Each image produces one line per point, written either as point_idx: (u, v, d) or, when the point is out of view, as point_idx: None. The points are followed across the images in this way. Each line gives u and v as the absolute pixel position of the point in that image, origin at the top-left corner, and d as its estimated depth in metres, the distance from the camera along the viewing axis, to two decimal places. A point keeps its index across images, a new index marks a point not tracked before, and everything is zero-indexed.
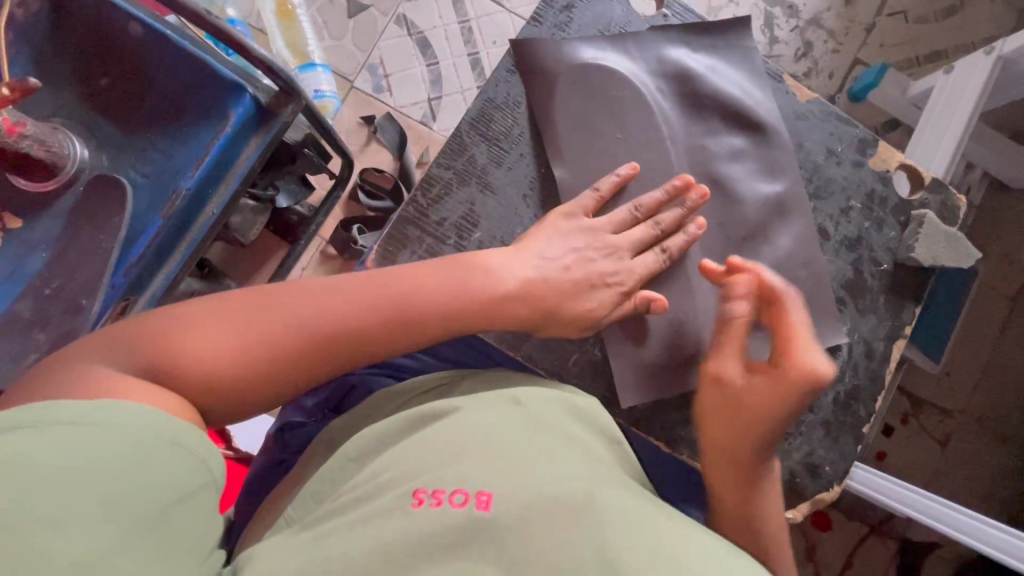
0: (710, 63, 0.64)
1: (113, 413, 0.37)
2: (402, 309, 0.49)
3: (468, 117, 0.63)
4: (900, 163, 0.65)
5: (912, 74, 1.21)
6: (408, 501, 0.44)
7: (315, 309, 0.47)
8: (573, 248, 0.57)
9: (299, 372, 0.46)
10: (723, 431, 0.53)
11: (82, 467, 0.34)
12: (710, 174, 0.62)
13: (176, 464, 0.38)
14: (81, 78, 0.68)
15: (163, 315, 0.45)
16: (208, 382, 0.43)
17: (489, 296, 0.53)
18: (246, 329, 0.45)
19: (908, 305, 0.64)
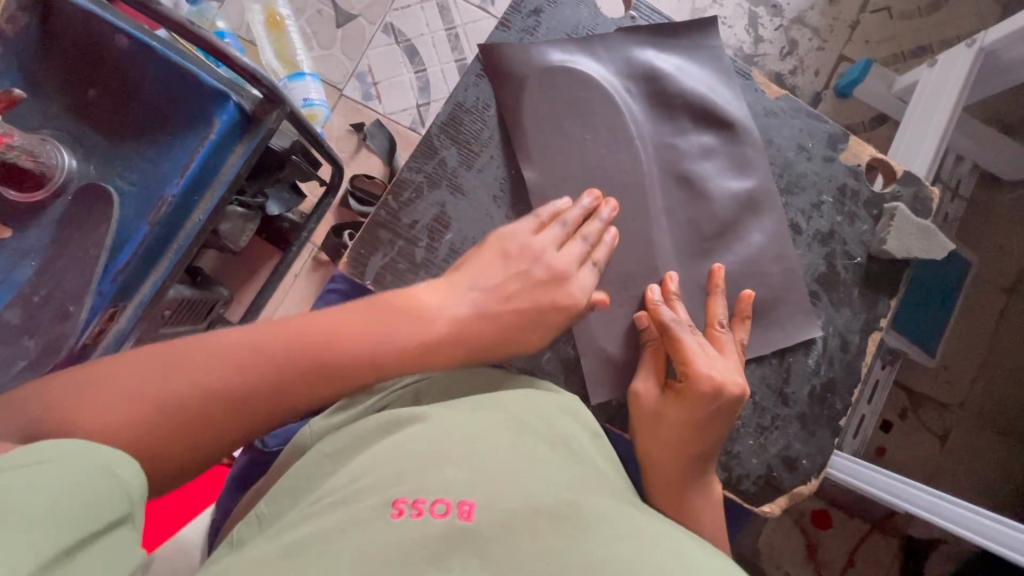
0: (679, 64, 0.65)
1: (36, 453, 0.35)
2: (320, 366, 0.48)
3: (438, 122, 0.64)
4: (871, 157, 0.66)
5: (898, 69, 1.21)
6: (388, 510, 0.42)
7: (220, 374, 0.45)
8: (512, 264, 0.57)
9: (206, 427, 0.44)
10: (655, 448, 0.55)
11: (12, 494, 0.31)
12: (680, 172, 0.63)
13: (110, 492, 0.36)
14: (69, 91, 0.69)
15: (70, 375, 0.43)
16: (127, 456, 0.41)
17: (419, 343, 0.51)
18: (158, 394, 0.43)
19: (882, 298, 0.64)
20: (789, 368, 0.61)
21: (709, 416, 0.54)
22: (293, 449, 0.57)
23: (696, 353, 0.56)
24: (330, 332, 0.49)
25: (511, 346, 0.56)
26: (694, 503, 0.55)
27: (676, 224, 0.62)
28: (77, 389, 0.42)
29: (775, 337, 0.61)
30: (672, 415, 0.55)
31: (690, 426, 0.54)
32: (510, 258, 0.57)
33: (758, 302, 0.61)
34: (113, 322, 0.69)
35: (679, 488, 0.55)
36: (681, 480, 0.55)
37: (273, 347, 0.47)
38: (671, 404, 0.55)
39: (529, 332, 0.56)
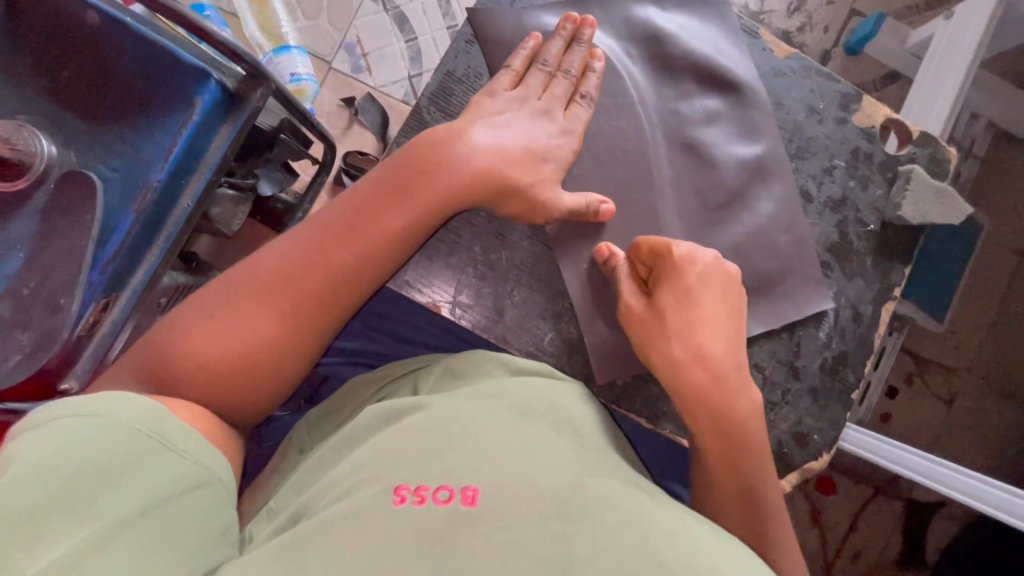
0: (683, 23, 0.61)
1: (124, 404, 0.40)
2: (358, 239, 0.49)
3: (428, 93, 0.61)
4: (885, 117, 0.63)
5: (911, 23, 1.16)
6: (389, 497, 0.41)
7: (268, 276, 0.47)
8: (519, 131, 0.55)
9: (285, 335, 0.47)
10: (701, 377, 0.51)
11: (80, 467, 0.36)
12: (684, 139, 0.60)
13: (171, 467, 0.40)
14: (42, 73, 0.66)
15: (150, 337, 0.47)
16: (234, 367, 0.46)
17: (439, 166, 0.51)
18: (232, 313, 0.46)
19: (897, 266, 0.61)
20: (800, 342, 0.60)
21: (729, 324, 0.53)
22: (291, 441, 0.56)
23: (701, 259, 0.53)
24: (359, 197, 0.50)
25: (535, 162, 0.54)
26: (763, 450, 0.51)
27: (681, 193, 0.59)
28: (161, 345, 0.46)
29: (786, 311, 0.59)
30: (700, 328, 0.52)
31: (724, 337, 0.52)
32: (511, 126, 0.55)
33: (768, 274, 0.59)
34: (104, 314, 0.68)
35: (744, 426, 0.50)
36: (746, 418, 0.51)
37: (312, 228, 0.49)
38: (695, 318, 0.52)
39: (541, 153, 0.55)
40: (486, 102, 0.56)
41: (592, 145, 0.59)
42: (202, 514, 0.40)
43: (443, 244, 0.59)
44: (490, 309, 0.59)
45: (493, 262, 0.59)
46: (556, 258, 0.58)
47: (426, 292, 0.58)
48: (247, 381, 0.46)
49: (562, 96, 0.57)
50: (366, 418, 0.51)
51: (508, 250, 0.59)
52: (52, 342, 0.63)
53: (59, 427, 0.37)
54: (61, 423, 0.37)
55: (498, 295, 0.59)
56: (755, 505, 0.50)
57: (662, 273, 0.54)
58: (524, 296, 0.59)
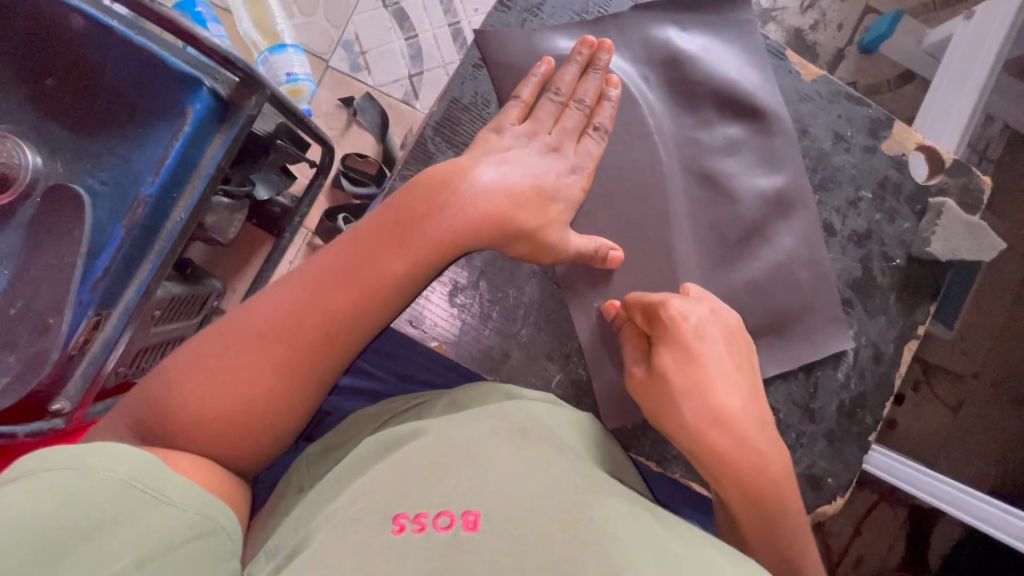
0: (704, 44, 0.59)
1: (121, 456, 0.38)
2: (362, 291, 0.46)
3: (432, 123, 0.58)
4: (917, 144, 0.61)
5: (928, 19, 1.12)
6: (388, 527, 0.39)
7: (266, 330, 0.45)
8: (525, 167, 0.52)
9: (285, 392, 0.45)
10: (724, 441, 0.47)
11: (75, 515, 0.34)
12: (702, 169, 0.58)
13: (168, 515, 0.38)
14: (25, 81, 0.63)
15: (146, 386, 0.45)
16: (233, 425, 0.44)
17: (447, 210, 0.48)
18: (228, 370, 0.44)
19: (922, 303, 0.59)
20: (818, 383, 0.58)
21: (739, 380, 0.50)
22: (292, 478, 0.54)
23: (699, 312, 0.51)
24: (358, 239, 0.48)
25: (541, 197, 0.52)
26: (796, 507, 0.49)
27: (697, 227, 0.57)
28: (156, 400, 0.44)
29: (804, 353, 0.57)
30: (711, 389, 0.48)
31: (737, 393, 0.49)
32: (518, 163, 0.52)
33: (791, 311, 0.57)
34: (96, 332, 0.65)
35: (774, 485, 0.48)
36: (775, 475, 0.48)
37: (312, 277, 0.46)
38: (704, 380, 0.49)
39: (550, 195, 0.52)
40: (493, 138, 0.53)
41: (605, 173, 0.57)
42: (200, 563, 0.37)
43: (449, 282, 0.58)
44: (496, 350, 0.57)
45: (503, 301, 0.58)
46: (566, 301, 0.56)
47: (428, 330, 0.57)
48: (246, 437, 0.44)
49: (574, 129, 0.55)
50: (367, 448, 0.49)
51: (517, 288, 0.58)
52: (42, 364, 0.61)
53: (37, 484, 0.35)
54: (40, 480, 0.35)
55: (505, 337, 0.57)
56: (771, 544, 0.48)
57: (659, 334, 0.50)
58: (533, 334, 0.58)
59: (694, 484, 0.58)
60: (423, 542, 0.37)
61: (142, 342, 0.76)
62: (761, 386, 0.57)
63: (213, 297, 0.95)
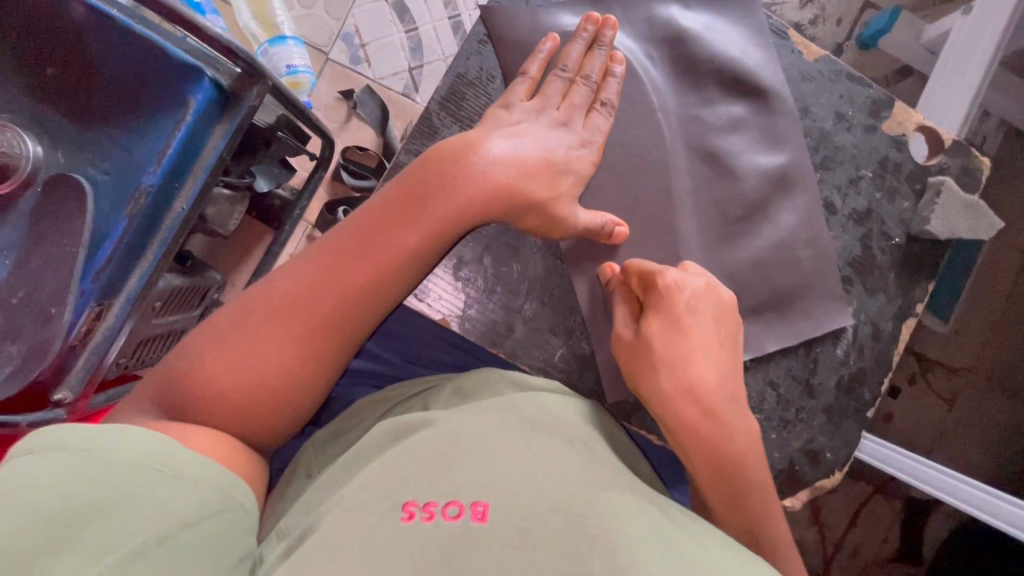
0: (708, 23, 0.59)
1: (121, 437, 0.39)
2: (376, 265, 0.47)
3: (438, 96, 0.59)
4: (917, 124, 0.61)
5: (926, 16, 1.12)
6: (398, 514, 0.39)
7: (284, 305, 0.46)
8: (536, 142, 0.53)
9: (304, 364, 0.46)
10: (692, 412, 0.49)
11: (72, 497, 0.36)
12: (705, 147, 0.58)
13: (164, 499, 0.38)
14: (25, 70, 0.62)
15: (169, 363, 0.46)
16: (252, 398, 0.45)
17: (456, 184, 0.49)
18: (248, 344, 0.45)
19: (920, 282, 0.60)
20: (817, 360, 0.59)
21: (721, 356, 0.51)
22: (300, 460, 0.54)
23: (689, 288, 0.51)
24: (371, 216, 0.49)
25: (551, 169, 0.52)
26: (766, 488, 0.50)
27: (699, 204, 0.58)
28: (177, 375, 0.45)
29: (802, 327, 0.58)
30: (689, 361, 0.50)
31: (716, 369, 0.50)
32: (527, 137, 0.53)
33: (789, 293, 0.58)
34: (99, 322, 0.65)
35: (741, 459, 0.49)
36: (742, 451, 0.49)
37: (327, 253, 0.47)
38: (684, 351, 0.50)
39: (558, 170, 0.53)
40: (501, 112, 0.54)
41: (609, 160, 0.57)
42: (217, 541, 0.39)
43: (455, 256, 0.58)
44: (500, 324, 0.58)
45: (505, 276, 0.58)
46: (570, 275, 0.57)
47: (435, 306, 0.58)
48: (266, 410, 0.45)
49: (582, 104, 0.55)
50: (375, 436, 0.50)
51: (520, 262, 0.58)
52: (46, 353, 0.60)
53: (58, 458, 0.37)
54: (59, 456, 0.37)
55: (510, 310, 0.58)
56: (765, 530, 0.49)
57: (651, 300, 0.51)
58: (537, 310, 0.58)
59: None
60: (432, 531, 0.38)
61: (143, 333, 0.77)
62: (762, 361, 0.58)
63: (213, 290, 0.95)
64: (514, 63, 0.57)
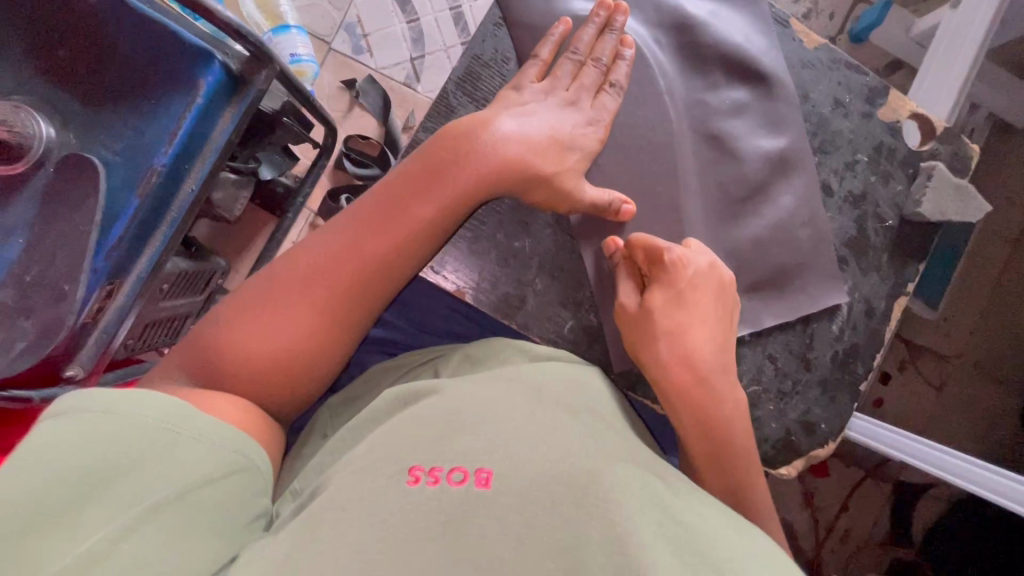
0: (713, 9, 0.61)
1: (139, 402, 0.39)
2: (398, 234, 0.50)
3: (454, 76, 0.60)
4: (910, 112, 0.64)
5: (916, 10, 1.15)
6: (404, 478, 0.40)
7: (310, 273, 0.48)
8: (548, 122, 0.55)
9: (330, 328, 0.48)
10: (682, 376, 0.52)
11: (95, 459, 0.36)
12: (710, 130, 0.60)
13: (188, 458, 0.39)
14: (39, 52, 0.64)
15: (197, 333, 0.48)
16: (280, 361, 0.46)
17: (472, 157, 0.51)
18: (277, 309, 0.47)
19: (912, 263, 0.63)
20: (813, 335, 0.61)
21: (717, 329, 0.54)
22: (314, 428, 0.56)
23: (691, 265, 0.53)
24: (390, 188, 0.51)
25: (559, 146, 0.54)
26: (749, 454, 0.52)
27: (704, 187, 0.60)
28: (207, 343, 0.46)
29: (801, 304, 0.60)
30: (686, 330, 0.53)
31: (710, 339, 0.53)
32: (536, 117, 0.55)
33: (786, 271, 0.60)
34: (109, 300, 0.67)
35: (727, 424, 0.51)
36: (730, 417, 0.52)
37: (351, 224, 0.50)
38: (679, 321, 0.53)
39: (566, 146, 0.55)
40: (512, 94, 0.56)
41: (613, 140, 0.59)
42: (235, 498, 0.40)
43: (469, 233, 0.60)
44: (512, 297, 0.59)
45: (516, 251, 0.60)
46: (580, 250, 0.59)
47: (449, 278, 0.59)
48: (294, 372, 0.47)
49: (592, 86, 0.58)
50: (379, 406, 0.50)
51: (532, 238, 0.60)
52: (59, 330, 0.62)
53: (69, 423, 0.37)
54: (77, 421, 0.37)
55: (520, 285, 0.60)
56: (748, 489, 0.51)
57: (657, 275, 0.54)
58: (546, 285, 0.60)
59: None
60: (437, 495, 0.38)
61: (151, 316, 0.78)
62: (761, 335, 0.60)
63: (218, 275, 0.96)
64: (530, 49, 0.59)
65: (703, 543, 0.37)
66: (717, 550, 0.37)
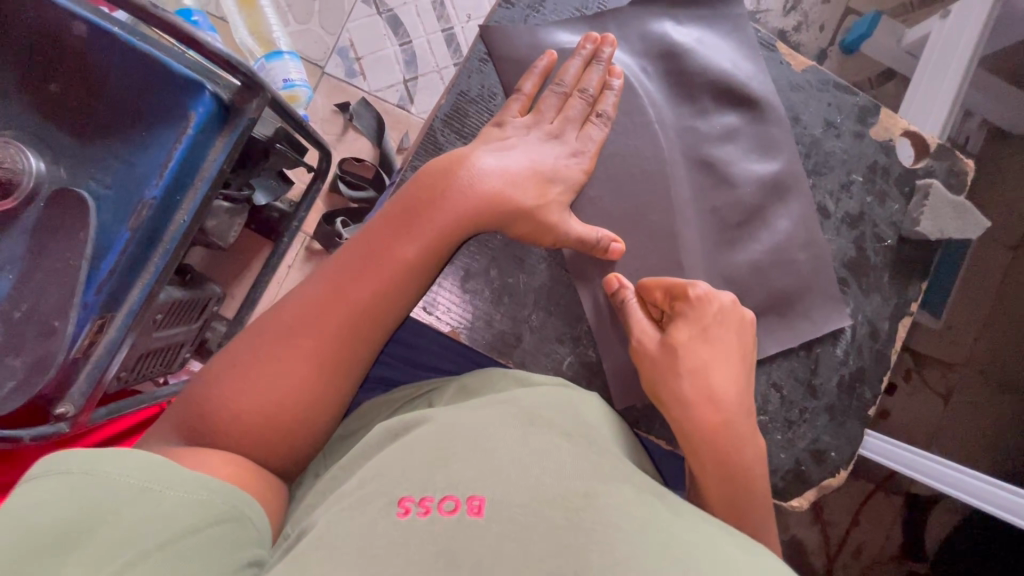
0: (700, 36, 0.61)
1: (127, 461, 0.39)
2: (385, 279, 0.49)
3: (441, 114, 0.60)
4: (903, 130, 0.63)
5: (906, 20, 1.16)
6: (394, 509, 0.38)
7: (299, 325, 0.47)
8: (531, 156, 0.55)
9: (322, 379, 0.47)
10: (709, 419, 0.51)
11: (84, 518, 0.35)
12: (702, 157, 0.60)
13: (177, 510, 0.38)
14: (28, 87, 0.63)
15: (190, 394, 0.47)
16: (273, 418, 0.45)
17: (453, 196, 0.51)
18: (267, 365, 0.46)
19: (914, 281, 0.62)
20: (818, 360, 0.60)
21: (739, 368, 0.53)
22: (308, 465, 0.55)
23: (714, 306, 0.53)
24: (372, 233, 0.51)
25: (539, 179, 0.54)
26: (763, 496, 0.51)
27: (700, 211, 0.59)
28: (198, 404, 0.45)
29: (802, 330, 0.59)
30: (711, 372, 0.52)
31: (735, 381, 0.53)
32: (517, 150, 0.55)
33: (785, 291, 0.59)
34: (101, 334, 0.65)
35: (747, 467, 0.51)
36: (750, 461, 0.51)
37: (335, 272, 0.49)
38: (706, 360, 0.52)
39: (550, 179, 0.55)
40: (494, 130, 0.56)
41: (605, 161, 0.59)
42: (223, 543, 0.38)
43: (460, 269, 0.59)
44: (508, 334, 0.58)
45: (511, 287, 0.59)
46: (574, 285, 0.58)
47: (444, 318, 0.58)
48: (289, 428, 0.46)
49: (578, 117, 0.57)
50: (372, 438, 0.49)
51: (526, 272, 0.59)
52: (47, 368, 0.61)
53: (55, 483, 0.37)
54: (64, 479, 0.37)
55: (516, 321, 0.59)
56: (754, 514, 0.50)
57: (681, 310, 0.53)
58: (543, 319, 0.59)
59: None
60: (428, 526, 0.37)
61: (143, 347, 0.77)
62: (763, 364, 0.59)
63: (213, 302, 0.95)
64: (518, 79, 0.59)
65: (710, 570, 0.35)
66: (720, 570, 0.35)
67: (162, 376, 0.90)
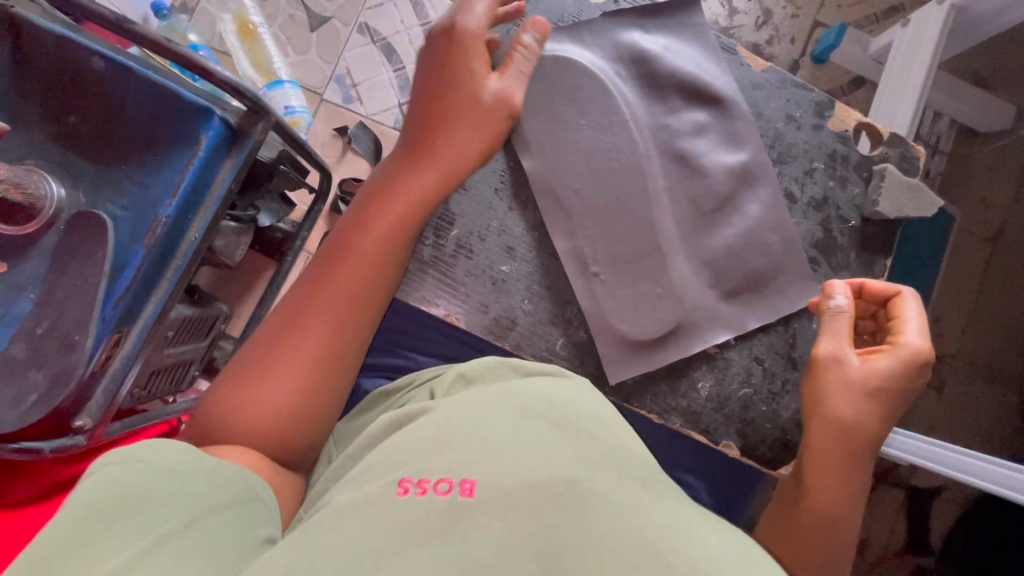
0: (667, 43, 0.66)
1: (157, 451, 0.41)
2: (360, 271, 0.52)
3: None
4: (857, 121, 0.67)
5: (871, 31, 1.23)
6: (393, 489, 0.41)
7: (287, 331, 0.50)
8: (458, 105, 0.55)
9: (319, 370, 0.50)
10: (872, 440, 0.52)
11: (116, 501, 0.38)
12: (676, 150, 0.64)
13: (204, 495, 0.40)
14: (49, 118, 0.68)
15: (203, 412, 0.50)
16: (282, 414, 0.49)
17: (405, 183, 0.54)
18: (264, 371, 0.49)
19: (879, 258, 0.65)
20: (795, 334, 0.63)
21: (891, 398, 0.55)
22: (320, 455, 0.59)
23: (884, 363, 0.53)
24: (339, 236, 0.54)
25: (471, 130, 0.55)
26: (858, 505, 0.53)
27: (675, 201, 0.64)
28: (210, 419, 0.49)
29: (778, 305, 0.63)
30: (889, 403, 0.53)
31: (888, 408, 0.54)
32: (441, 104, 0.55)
33: (760, 273, 0.63)
34: (117, 349, 0.69)
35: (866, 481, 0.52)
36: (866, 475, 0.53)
37: (312, 279, 0.52)
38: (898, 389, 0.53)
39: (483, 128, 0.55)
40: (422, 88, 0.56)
41: (587, 160, 0.64)
42: (242, 524, 0.40)
43: (458, 263, 0.65)
44: (503, 319, 0.64)
45: (503, 276, 0.65)
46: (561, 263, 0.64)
47: (444, 307, 0.65)
48: (300, 419, 0.49)
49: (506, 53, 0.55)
50: (375, 429, 0.52)
51: (516, 262, 0.65)
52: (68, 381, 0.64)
53: (93, 475, 0.39)
54: (101, 470, 0.40)
55: (509, 307, 0.64)
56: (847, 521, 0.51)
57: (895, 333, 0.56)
58: (535, 304, 0.64)
59: (693, 434, 0.63)
60: (424, 505, 0.40)
61: (156, 363, 0.80)
62: (742, 340, 0.63)
63: (221, 320, 0.98)
64: None
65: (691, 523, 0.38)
66: (702, 529, 0.38)
67: (171, 395, 0.93)
